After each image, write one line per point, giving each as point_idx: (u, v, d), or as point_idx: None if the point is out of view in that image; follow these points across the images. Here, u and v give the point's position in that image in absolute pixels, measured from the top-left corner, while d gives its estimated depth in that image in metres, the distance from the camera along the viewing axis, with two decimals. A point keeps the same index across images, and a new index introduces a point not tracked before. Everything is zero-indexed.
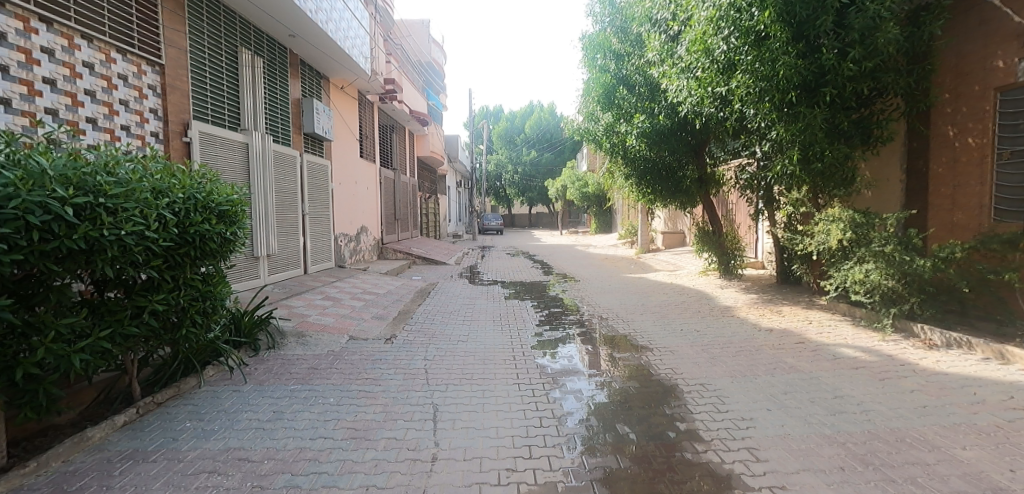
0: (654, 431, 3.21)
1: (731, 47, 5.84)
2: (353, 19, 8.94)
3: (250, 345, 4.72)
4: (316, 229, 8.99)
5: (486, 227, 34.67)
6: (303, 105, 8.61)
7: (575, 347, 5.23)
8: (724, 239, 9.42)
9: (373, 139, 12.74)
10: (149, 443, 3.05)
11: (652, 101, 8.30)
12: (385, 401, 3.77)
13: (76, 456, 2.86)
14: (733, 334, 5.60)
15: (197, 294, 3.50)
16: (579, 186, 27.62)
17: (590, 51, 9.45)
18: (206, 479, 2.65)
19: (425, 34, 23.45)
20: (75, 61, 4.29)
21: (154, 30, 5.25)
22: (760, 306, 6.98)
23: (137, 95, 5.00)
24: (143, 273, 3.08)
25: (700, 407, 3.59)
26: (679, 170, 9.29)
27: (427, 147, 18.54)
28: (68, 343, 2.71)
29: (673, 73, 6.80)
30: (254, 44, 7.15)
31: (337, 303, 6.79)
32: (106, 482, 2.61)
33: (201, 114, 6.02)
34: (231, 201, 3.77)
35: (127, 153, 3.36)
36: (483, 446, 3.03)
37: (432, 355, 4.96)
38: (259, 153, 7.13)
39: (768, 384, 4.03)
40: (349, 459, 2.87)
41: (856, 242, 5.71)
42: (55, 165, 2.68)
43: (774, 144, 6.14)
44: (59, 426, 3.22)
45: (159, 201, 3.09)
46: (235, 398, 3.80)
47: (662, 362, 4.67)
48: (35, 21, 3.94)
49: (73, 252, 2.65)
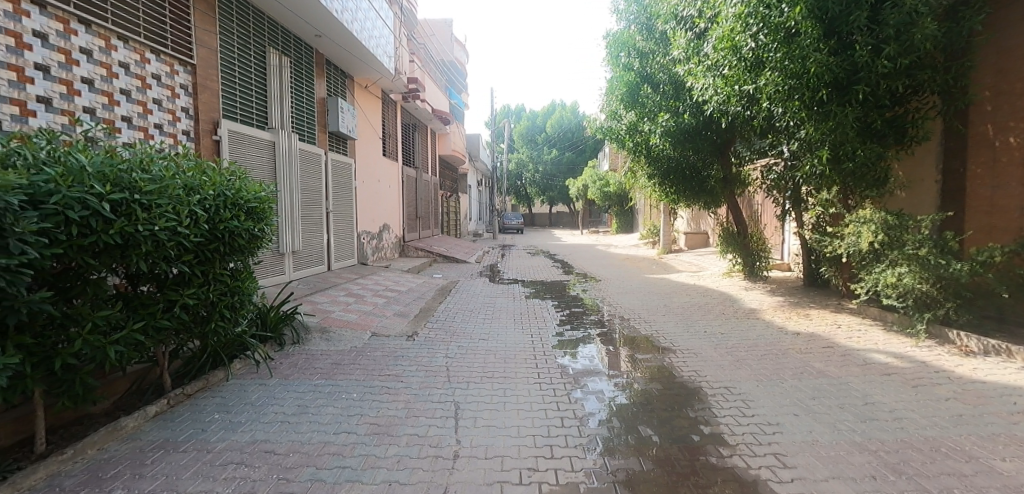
0: (677, 433, 3.17)
1: (760, 45, 5.69)
2: (377, 19, 9.01)
3: (276, 340, 4.81)
4: (339, 226, 9.12)
5: (506, 226, 34.66)
6: (328, 104, 8.71)
7: (595, 348, 5.19)
8: (749, 240, 9.22)
9: (396, 138, 12.85)
10: (180, 433, 3.14)
11: (676, 99, 8.16)
12: (407, 398, 3.80)
13: (110, 444, 2.97)
14: (759, 337, 5.47)
15: (226, 289, 3.62)
16: (600, 185, 27.31)
17: (613, 49, 9.33)
18: (234, 470, 2.71)
19: (447, 33, 23.55)
20: (112, 62, 4.43)
21: (188, 32, 5.39)
22: (786, 309, 6.82)
23: (169, 95, 5.14)
24: (174, 268, 3.20)
25: (724, 411, 3.53)
26: (703, 169, 9.14)
27: (450, 146, 18.65)
28: (104, 335, 2.80)
29: (699, 71, 6.64)
30: (282, 43, 7.28)
31: (360, 299, 6.87)
32: (139, 471, 2.69)
33: (230, 113, 6.14)
34: (259, 198, 3.87)
35: (159, 151, 3.45)
36: (504, 445, 3.03)
37: (453, 352, 4.99)
38: (285, 152, 7.25)
39: (795, 388, 3.94)
40: (372, 454, 2.91)
41: (888, 245, 5.53)
42: (93, 162, 2.79)
43: (803, 143, 6.00)
44: (94, 414, 3.35)
45: (191, 198, 3.21)
46: (262, 391, 3.87)
47: (685, 364, 4.61)
48: (75, 22, 4.07)
49: (109, 247, 2.75)
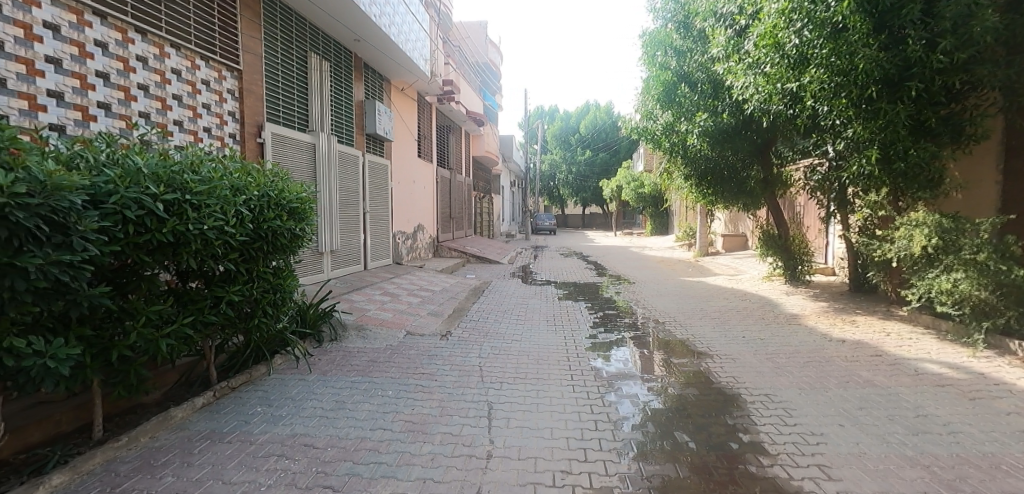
0: (715, 441, 3.09)
1: (804, 41, 5.46)
2: (414, 22, 9.16)
3: (315, 336, 4.94)
4: (375, 226, 9.31)
5: (538, 227, 34.61)
6: (366, 107, 8.90)
7: (628, 351, 5.12)
8: (791, 243, 8.93)
9: (430, 139, 13.03)
10: (225, 424, 3.26)
11: (715, 99, 7.96)
12: (441, 396, 3.84)
13: (161, 433, 3.11)
14: (801, 344, 5.28)
15: (269, 286, 3.74)
16: (634, 186, 26.96)
17: (649, 48, 9.19)
18: (275, 462, 2.80)
19: (482, 35, 23.72)
20: (164, 68, 4.66)
21: (235, 39, 5.60)
22: (830, 315, 6.56)
23: (217, 99, 5.37)
24: (221, 266, 3.33)
25: (764, 419, 3.42)
26: (742, 169, 8.88)
27: (483, 147, 18.80)
28: (157, 328, 2.93)
29: (739, 69, 6.45)
30: (322, 48, 7.49)
31: (395, 298, 6.98)
32: (187, 459, 2.81)
33: (273, 117, 6.35)
34: (301, 198, 4.00)
35: (208, 153, 3.60)
36: (537, 446, 3.02)
37: (486, 352, 5.01)
38: (325, 154, 7.45)
39: (840, 398, 3.79)
40: (406, 451, 2.95)
41: (943, 249, 5.24)
42: (148, 164, 2.93)
43: (851, 143, 5.76)
44: (147, 404, 3.52)
45: (237, 198, 3.34)
46: (301, 386, 3.99)
47: (723, 369, 4.50)
48: (132, 32, 4.30)
49: (162, 245, 2.88)
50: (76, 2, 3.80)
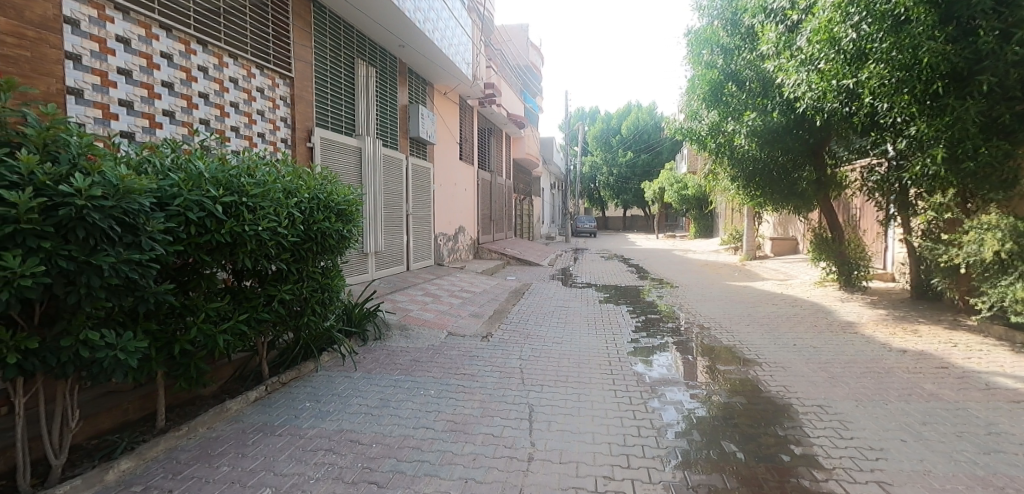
0: (765, 452, 2.98)
1: (862, 35, 5.16)
2: (456, 27, 9.29)
3: (360, 335, 5.08)
4: (418, 227, 9.48)
5: (578, 229, 34.35)
6: (410, 111, 9.10)
7: (671, 356, 5.01)
8: (846, 247, 8.51)
9: (472, 142, 13.19)
10: (276, 418, 3.39)
11: (764, 97, 7.66)
12: (482, 397, 3.86)
13: (218, 424, 3.27)
14: (858, 353, 5.02)
15: (317, 286, 3.88)
16: (677, 188, 26.44)
17: (696, 47, 9.00)
18: (323, 456, 2.88)
19: (523, 37, 23.86)
20: (223, 77, 4.91)
21: (287, 47, 5.84)
22: (890, 323, 6.21)
23: (270, 106, 5.61)
24: (274, 265, 3.47)
25: (818, 431, 3.27)
26: (793, 170, 8.52)
27: (524, 149, 18.87)
28: (215, 324, 3.09)
29: (790, 67, 6.17)
30: (368, 55, 7.71)
31: (437, 299, 7.09)
32: (242, 450, 2.94)
33: (322, 122, 6.58)
34: (348, 201, 4.14)
35: (263, 157, 3.76)
36: (578, 450, 2.99)
37: (527, 354, 5.01)
38: (370, 158, 7.65)
39: (902, 411, 3.57)
40: (449, 450, 2.98)
41: (1018, 255, 4.86)
42: (209, 169, 3.10)
43: (914, 141, 5.47)
44: (205, 396, 3.70)
45: (289, 201, 3.48)
46: (347, 383, 4.10)
47: (773, 377, 4.33)
48: (194, 43, 4.55)
49: (221, 245, 3.03)
50: (145, 17, 4.06)
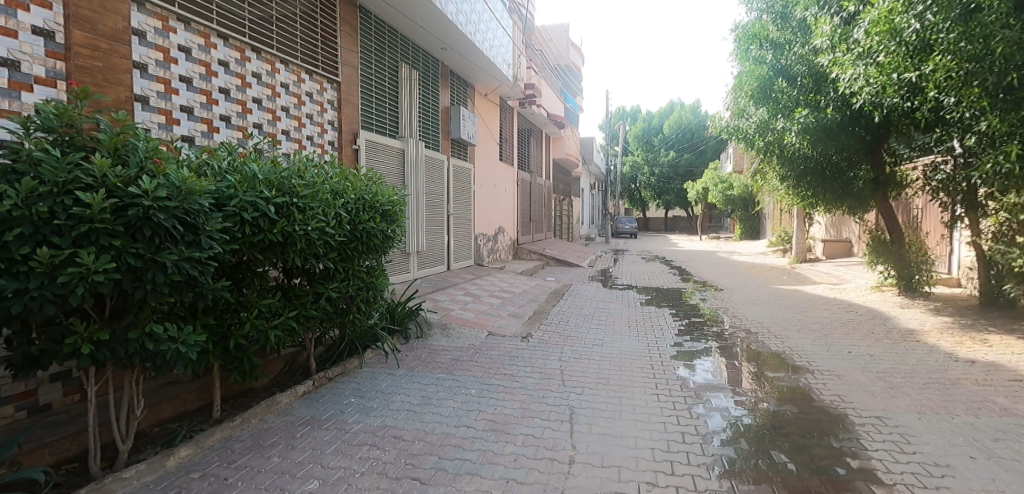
0: (818, 464, 2.85)
1: (926, 25, 4.80)
2: (497, 27, 9.33)
3: (402, 333, 5.19)
4: (458, 228, 9.58)
5: (618, 230, 33.88)
6: (451, 113, 9.22)
7: (714, 361, 4.86)
8: (906, 250, 8.05)
9: (512, 143, 13.25)
10: (323, 412, 3.50)
11: (817, 93, 7.43)
12: (522, 398, 3.86)
13: (269, 416, 3.40)
14: (920, 363, 4.74)
15: (362, 284, 3.99)
16: (722, 188, 25.78)
17: (742, 43, 8.61)
18: (367, 451, 2.95)
19: (564, 37, 23.80)
20: (275, 83, 5.11)
21: (335, 53, 6.02)
22: (957, 332, 5.82)
23: (319, 109, 5.80)
24: (321, 264, 3.59)
25: (877, 444, 3.10)
26: (848, 169, 8.15)
27: (563, 149, 18.79)
28: (267, 320, 3.21)
29: (846, 60, 5.81)
30: (411, 57, 7.86)
31: (477, 299, 7.15)
32: (291, 442, 3.05)
33: (367, 124, 6.75)
34: (392, 202, 4.24)
35: (313, 159, 3.89)
36: (621, 455, 2.95)
37: (567, 356, 4.98)
38: (413, 159, 7.79)
39: (970, 426, 3.34)
40: (489, 450, 3.00)
41: None
42: (263, 171, 3.22)
43: (983, 137, 5.21)
44: (256, 389, 3.85)
45: (336, 202, 3.60)
46: (390, 380, 4.19)
47: (826, 386, 4.14)
48: (249, 51, 4.75)
49: (273, 244, 3.15)
50: (205, 26, 4.27)
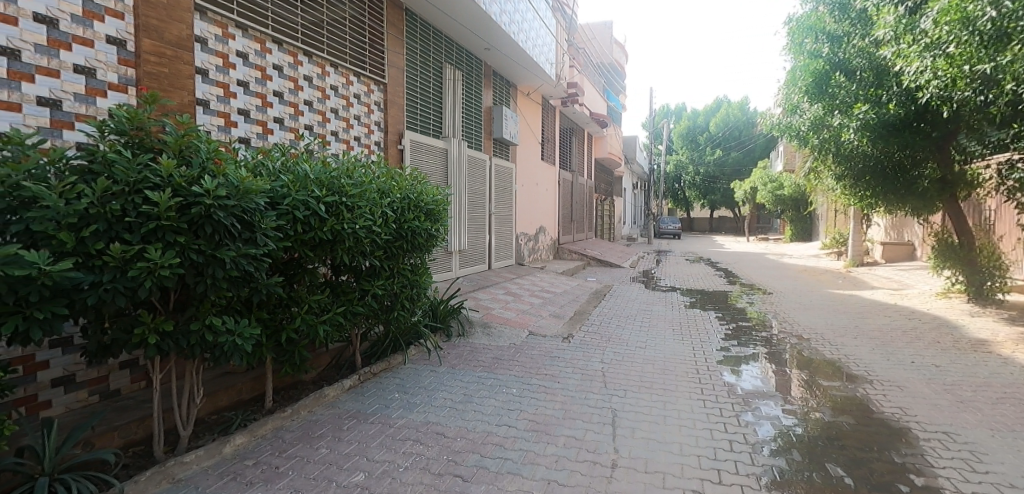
0: (878, 479, 2.70)
1: (1002, 14, 4.49)
2: (540, 27, 9.31)
3: (444, 330, 5.26)
4: (500, 227, 9.63)
5: (660, 231, 33.18)
6: (494, 113, 9.26)
7: (762, 368, 4.69)
8: (976, 255, 7.53)
9: (553, 142, 13.19)
10: (368, 406, 3.59)
11: (878, 88, 6.92)
12: (564, 399, 3.84)
13: (317, 408, 3.52)
14: (994, 376, 4.41)
15: (406, 282, 4.07)
16: (772, 188, 24.84)
17: (797, 36, 8.41)
18: (410, 446, 3.01)
19: (607, 35, 23.54)
20: (325, 85, 5.27)
21: (381, 55, 6.16)
22: None
23: (365, 111, 5.95)
24: (367, 262, 3.68)
25: (944, 461, 2.91)
26: (912, 168, 7.66)
27: (605, 148, 18.56)
28: (317, 315, 3.31)
29: (912, 52, 5.49)
30: (455, 58, 7.94)
31: (518, 298, 7.16)
32: (339, 434, 3.14)
33: (412, 125, 6.88)
34: (436, 201, 4.31)
35: (361, 160, 3.99)
36: (665, 461, 2.89)
37: (609, 358, 4.92)
38: (456, 159, 7.87)
39: None
40: (531, 450, 3.00)
41: None
42: (314, 171, 3.33)
43: None
44: (306, 381, 3.99)
45: (382, 201, 3.68)
46: (433, 377, 4.25)
47: (886, 397, 3.92)
48: (301, 55, 4.92)
49: (323, 242, 3.25)
50: (261, 33, 4.45)
